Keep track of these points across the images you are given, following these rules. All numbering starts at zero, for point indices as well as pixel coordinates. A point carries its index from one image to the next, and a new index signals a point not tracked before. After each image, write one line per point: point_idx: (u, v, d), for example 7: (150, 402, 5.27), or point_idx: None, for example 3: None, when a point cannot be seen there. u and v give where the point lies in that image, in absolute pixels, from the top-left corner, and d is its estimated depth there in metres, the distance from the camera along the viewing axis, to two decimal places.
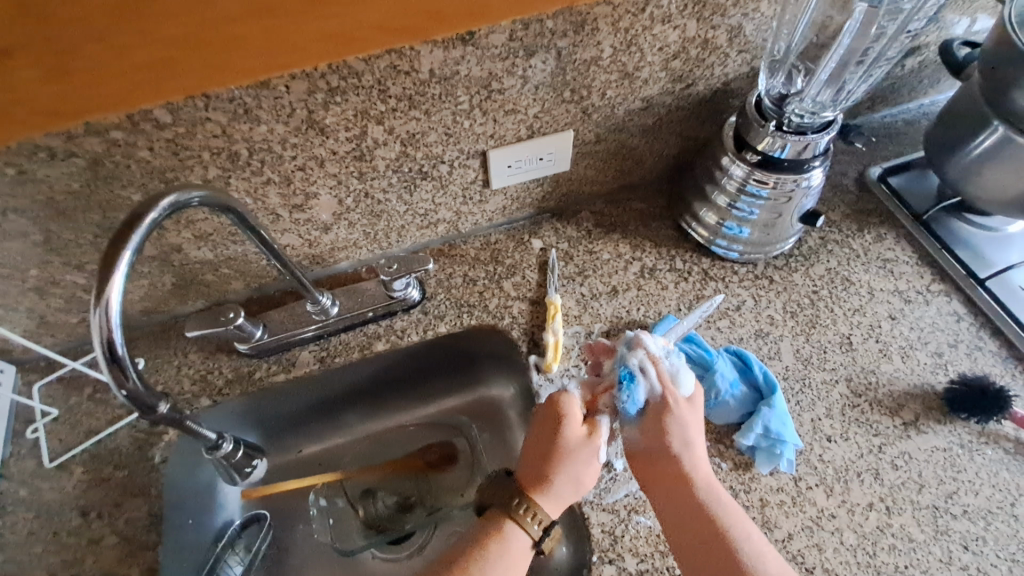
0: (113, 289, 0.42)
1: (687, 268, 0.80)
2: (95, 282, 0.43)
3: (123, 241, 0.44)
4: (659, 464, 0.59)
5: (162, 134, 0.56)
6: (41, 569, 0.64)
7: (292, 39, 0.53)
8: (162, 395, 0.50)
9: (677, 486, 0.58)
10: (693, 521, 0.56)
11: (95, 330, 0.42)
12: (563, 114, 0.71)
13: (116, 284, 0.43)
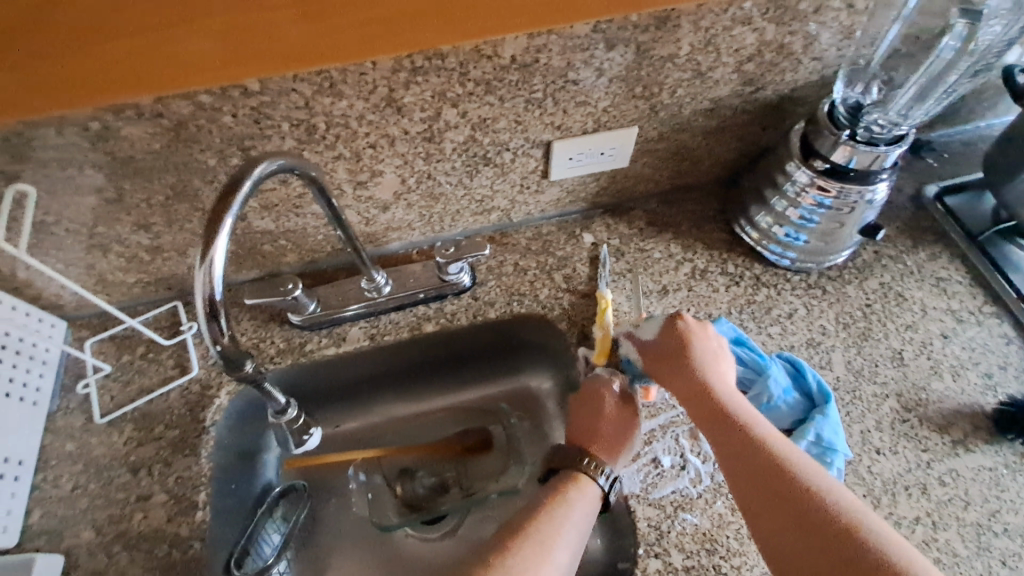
0: (217, 250, 0.43)
1: (739, 273, 0.80)
2: (199, 241, 0.44)
3: (228, 201, 0.45)
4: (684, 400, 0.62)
5: (248, 102, 0.56)
6: (90, 522, 0.65)
7: (381, 33, 0.57)
8: (249, 354, 0.49)
9: (727, 430, 0.57)
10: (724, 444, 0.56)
11: (198, 287, 0.43)
12: (631, 109, 0.71)
13: (218, 245, 0.43)
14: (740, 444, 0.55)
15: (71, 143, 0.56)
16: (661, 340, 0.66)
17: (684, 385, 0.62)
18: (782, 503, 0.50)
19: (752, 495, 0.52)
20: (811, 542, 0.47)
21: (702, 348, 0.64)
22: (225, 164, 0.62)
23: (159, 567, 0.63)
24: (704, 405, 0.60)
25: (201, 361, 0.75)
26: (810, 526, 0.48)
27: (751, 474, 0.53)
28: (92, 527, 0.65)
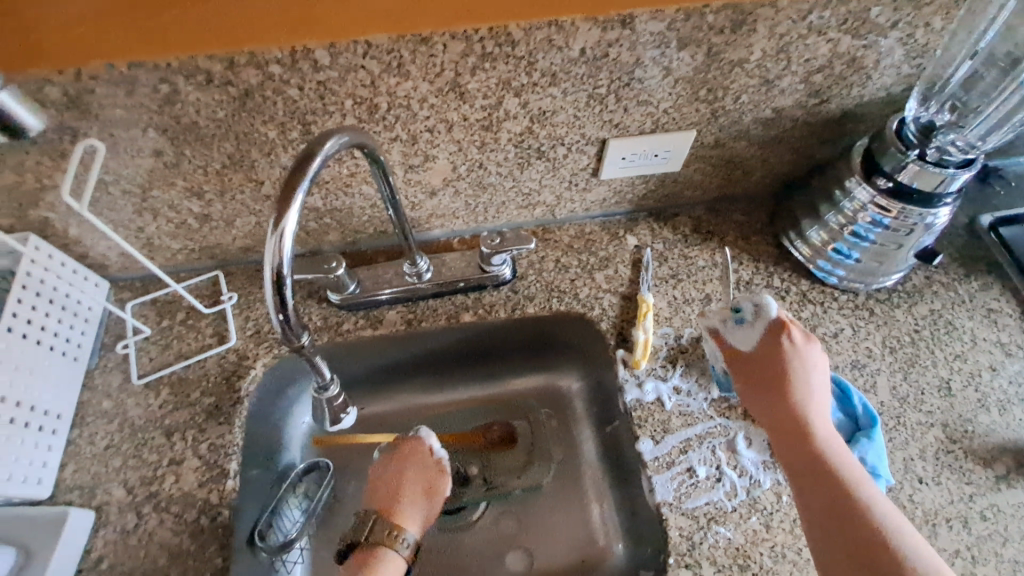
0: (289, 220, 0.43)
1: (784, 287, 0.79)
2: (271, 210, 0.44)
3: (301, 173, 0.45)
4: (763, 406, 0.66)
5: (316, 76, 0.56)
6: (121, 482, 0.66)
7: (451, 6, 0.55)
8: (305, 327, 0.50)
9: (800, 446, 0.61)
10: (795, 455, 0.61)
11: (270, 254, 0.43)
12: (692, 112, 0.70)
13: (291, 214, 0.43)
14: (811, 460, 0.60)
15: (139, 103, 0.57)
16: (755, 346, 0.68)
17: (767, 395, 0.65)
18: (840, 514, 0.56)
19: (812, 506, 0.58)
20: (860, 559, 0.53)
21: (795, 361, 0.66)
22: (285, 137, 0.62)
23: (188, 532, 0.63)
24: (782, 417, 0.64)
25: (240, 332, 0.76)
26: (863, 544, 0.53)
27: (816, 486, 0.58)
28: (124, 487, 0.65)
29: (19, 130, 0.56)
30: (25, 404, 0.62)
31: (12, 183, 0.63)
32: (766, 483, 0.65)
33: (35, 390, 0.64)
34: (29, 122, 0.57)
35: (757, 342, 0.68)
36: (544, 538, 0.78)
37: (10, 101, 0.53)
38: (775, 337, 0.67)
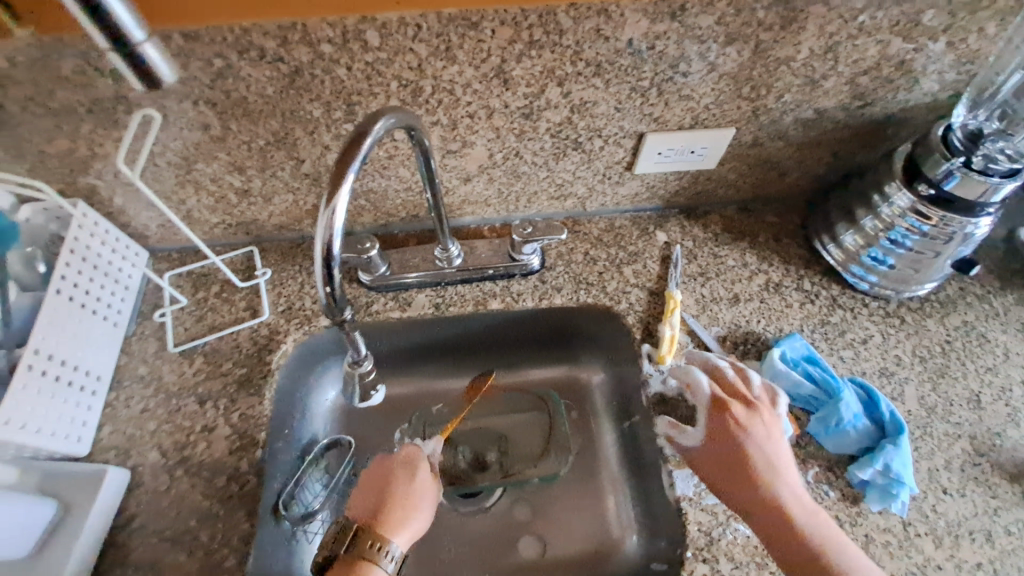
0: (341, 198, 0.43)
1: (814, 291, 0.79)
2: (324, 186, 0.44)
3: (353, 152, 0.45)
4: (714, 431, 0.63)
5: (365, 56, 0.57)
6: (153, 445, 0.67)
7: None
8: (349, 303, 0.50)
9: (758, 501, 0.59)
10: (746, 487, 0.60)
11: (321, 230, 0.43)
12: (733, 110, 0.70)
13: (343, 193, 0.43)
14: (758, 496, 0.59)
15: (193, 76, 0.58)
16: (721, 424, 0.63)
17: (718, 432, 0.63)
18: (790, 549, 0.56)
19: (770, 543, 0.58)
20: None
21: (762, 439, 0.62)
22: (329, 116, 0.64)
23: (218, 497, 0.64)
24: (766, 515, 0.58)
25: (273, 307, 0.78)
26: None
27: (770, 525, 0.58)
28: (156, 450, 0.67)
29: (150, 81, 0.49)
30: (68, 364, 0.64)
31: (63, 150, 0.64)
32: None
33: (76, 351, 0.66)
34: (86, 90, 0.58)
35: (725, 419, 0.63)
36: (557, 524, 0.79)
37: (150, 52, 0.47)
38: (743, 406, 0.64)
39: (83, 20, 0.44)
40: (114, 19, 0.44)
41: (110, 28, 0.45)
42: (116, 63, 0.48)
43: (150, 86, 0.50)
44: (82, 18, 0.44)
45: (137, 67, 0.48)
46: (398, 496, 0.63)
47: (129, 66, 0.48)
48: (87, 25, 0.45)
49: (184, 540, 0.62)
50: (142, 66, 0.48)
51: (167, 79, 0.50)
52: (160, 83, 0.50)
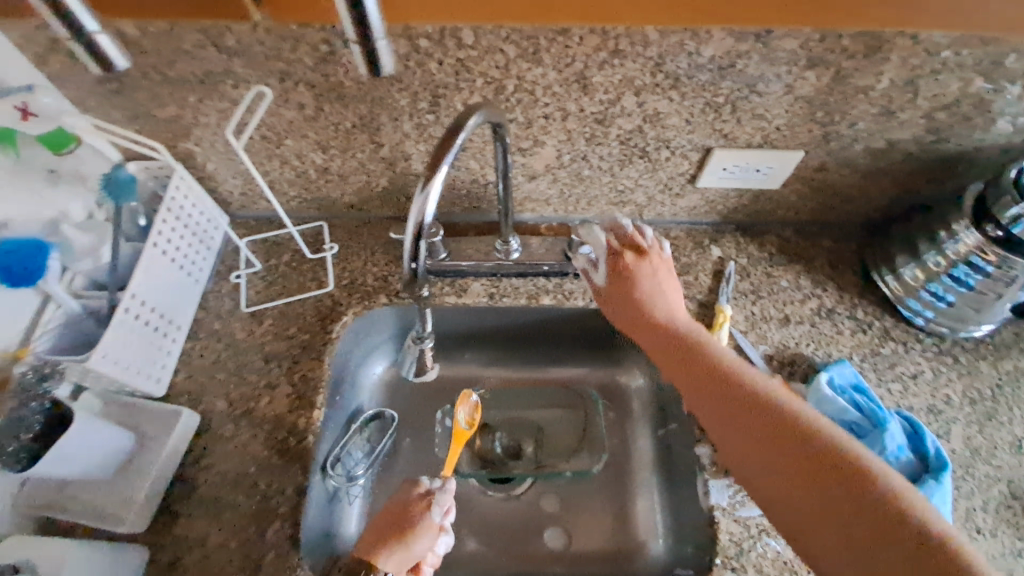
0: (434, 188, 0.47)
1: (866, 321, 0.79)
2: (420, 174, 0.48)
3: (449, 144, 0.48)
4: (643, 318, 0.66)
5: (457, 53, 0.61)
6: (221, 395, 0.73)
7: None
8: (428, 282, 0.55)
9: (701, 374, 0.57)
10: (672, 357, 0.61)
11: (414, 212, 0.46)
12: (804, 132, 0.71)
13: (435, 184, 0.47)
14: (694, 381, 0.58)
15: (299, 59, 0.63)
16: (627, 285, 0.68)
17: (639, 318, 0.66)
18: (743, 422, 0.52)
19: (734, 439, 0.52)
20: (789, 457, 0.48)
21: (663, 291, 0.67)
22: (414, 106, 0.68)
23: (276, 449, 0.69)
24: (713, 400, 0.55)
25: (337, 280, 0.82)
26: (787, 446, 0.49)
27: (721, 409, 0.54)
28: (223, 399, 0.73)
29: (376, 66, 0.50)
30: (157, 312, 0.70)
31: (172, 116, 0.69)
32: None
33: (165, 301, 0.72)
34: (202, 64, 0.63)
35: (635, 302, 0.67)
36: (584, 519, 0.81)
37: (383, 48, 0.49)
38: (640, 258, 0.69)
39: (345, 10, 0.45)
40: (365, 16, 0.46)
41: (362, 27, 0.47)
42: (353, 48, 0.49)
43: (365, 71, 0.51)
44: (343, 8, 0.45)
45: (369, 58, 0.49)
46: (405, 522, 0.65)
47: (363, 55, 0.49)
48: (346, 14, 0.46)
49: (244, 484, 0.67)
50: (376, 59, 0.50)
51: (385, 72, 0.51)
52: (374, 70, 0.51)
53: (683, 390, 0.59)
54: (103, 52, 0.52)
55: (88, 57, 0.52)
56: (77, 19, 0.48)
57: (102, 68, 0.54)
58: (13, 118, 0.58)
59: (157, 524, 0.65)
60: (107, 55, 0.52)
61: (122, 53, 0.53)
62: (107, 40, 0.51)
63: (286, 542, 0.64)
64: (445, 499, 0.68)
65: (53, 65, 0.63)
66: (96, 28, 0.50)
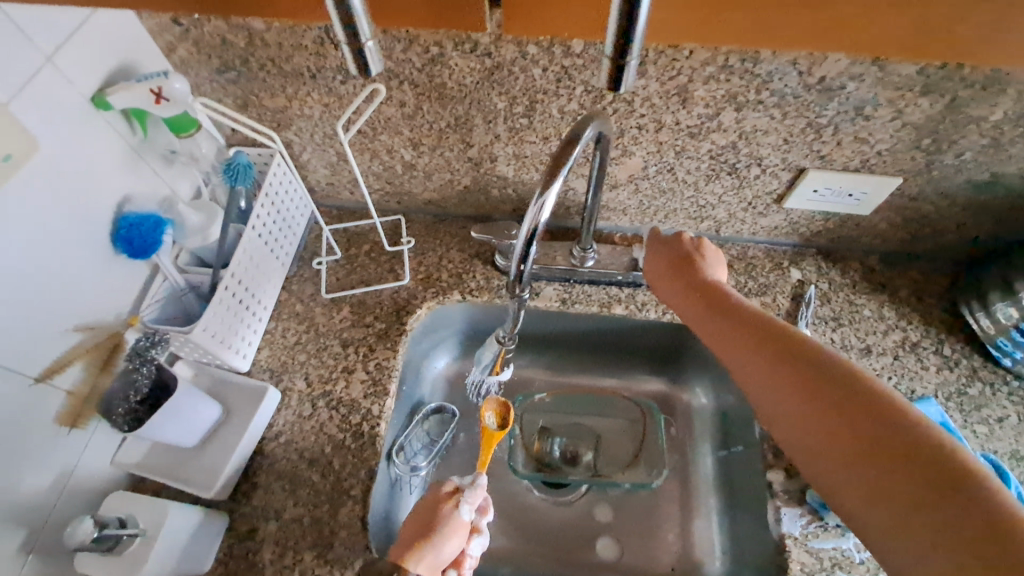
0: (552, 194, 0.49)
1: (953, 358, 0.76)
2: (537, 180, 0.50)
3: (565, 155, 0.50)
4: (688, 270, 0.68)
5: (562, 60, 0.62)
6: (300, 375, 0.76)
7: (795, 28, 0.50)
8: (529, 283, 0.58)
9: (736, 316, 0.58)
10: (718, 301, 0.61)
11: (529, 218, 0.50)
12: (906, 159, 0.68)
13: (552, 191, 0.49)
14: (732, 317, 0.58)
15: (407, 60, 0.65)
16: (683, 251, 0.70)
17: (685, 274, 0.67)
18: (772, 352, 0.53)
19: (759, 359, 0.54)
20: (817, 387, 0.49)
21: (712, 266, 0.69)
22: (510, 109, 0.69)
23: (350, 432, 0.71)
24: (746, 329, 0.56)
25: (413, 273, 0.84)
26: (814, 378, 0.49)
27: (753, 337, 0.55)
28: (303, 380, 0.76)
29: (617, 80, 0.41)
30: (250, 292, 0.74)
31: (279, 106, 0.73)
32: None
33: (257, 282, 0.75)
34: (317, 60, 0.66)
35: (687, 279, 0.66)
36: (639, 533, 0.81)
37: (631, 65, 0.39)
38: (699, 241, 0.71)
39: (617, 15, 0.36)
40: (633, 27, 0.37)
41: (624, 41, 0.38)
42: (604, 60, 0.40)
43: (606, 85, 0.42)
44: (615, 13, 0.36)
45: (616, 74, 0.40)
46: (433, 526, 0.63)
47: (612, 71, 0.40)
48: (615, 18, 0.37)
49: (319, 463, 0.70)
50: (623, 75, 0.40)
51: (625, 88, 0.41)
52: (615, 86, 0.41)
53: (710, 328, 0.60)
54: (366, 56, 0.40)
55: (349, 54, 0.40)
56: (352, 14, 0.37)
57: (358, 71, 0.41)
58: (146, 100, 0.60)
59: (237, 492, 0.68)
60: (367, 59, 0.40)
61: (380, 57, 0.41)
62: (372, 44, 0.39)
63: (356, 523, 0.66)
64: (473, 495, 0.66)
65: (180, 52, 0.67)
66: (369, 31, 0.39)
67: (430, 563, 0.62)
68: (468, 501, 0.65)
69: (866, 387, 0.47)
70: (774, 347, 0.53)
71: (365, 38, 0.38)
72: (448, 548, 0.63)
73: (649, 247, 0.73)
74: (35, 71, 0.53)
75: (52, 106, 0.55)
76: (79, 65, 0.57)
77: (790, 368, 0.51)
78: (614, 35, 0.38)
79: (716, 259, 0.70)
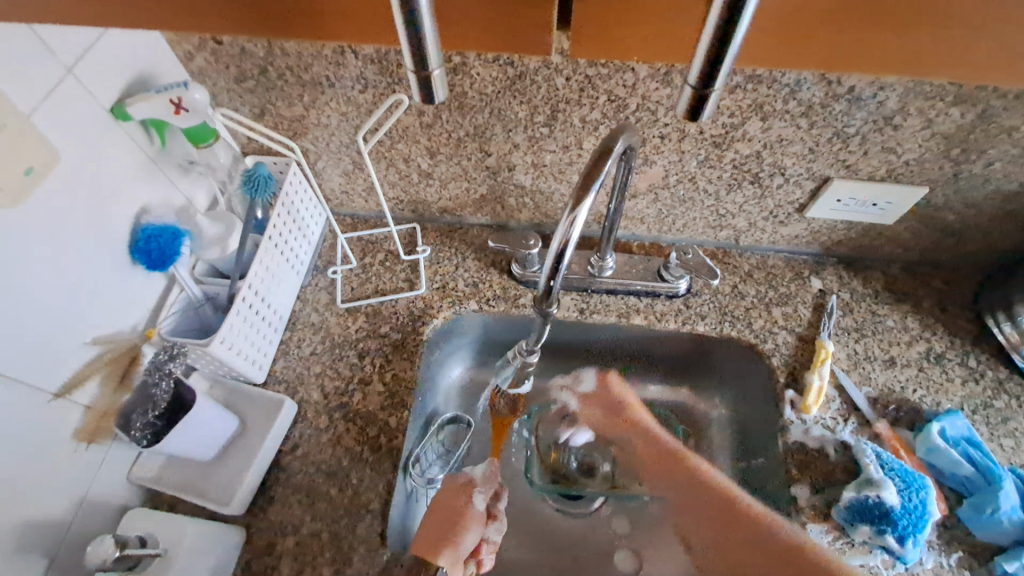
0: (583, 211, 0.49)
1: (979, 369, 0.75)
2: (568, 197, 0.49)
3: (594, 171, 0.49)
4: (648, 477, 0.81)
5: (586, 70, 0.61)
6: (316, 386, 0.75)
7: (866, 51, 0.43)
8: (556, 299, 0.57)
9: (684, 500, 0.76)
10: (672, 492, 0.78)
11: (559, 234, 0.49)
12: (934, 169, 0.67)
13: (584, 208, 0.49)
14: (689, 490, 0.76)
15: None
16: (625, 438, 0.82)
17: (662, 483, 0.79)
18: (706, 517, 0.74)
19: (697, 528, 0.76)
20: (722, 523, 0.72)
21: (637, 433, 0.81)
22: (531, 119, 0.68)
23: (368, 444, 0.71)
24: (692, 517, 0.76)
25: (429, 282, 0.83)
26: (729, 521, 0.71)
27: (688, 500, 0.76)
28: (319, 390, 0.75)
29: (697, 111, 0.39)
30: (267, 303, 0.73)
31: (297, 115, 0.72)
32: (910, 559, 0.62)
33: (274, 293, 0.74)
34: (336, 68, 0.66)
35: (623, 445, 0.83)
36: (658, 546, 0.79)
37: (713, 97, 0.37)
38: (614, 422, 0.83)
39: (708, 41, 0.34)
40: (726, 54, 0.34)
41: (713, 69, 0.35)
42: (685, 88, 0.38)
43: (682, 113, 0.39)
44: (706, 39, 0.34)
45: (698, 102, 0.38)
46: (453, 515, 0.67)
47: (692, 100, 0.38)
48: (703, 44, 0.34)
49: (337, 476, 0.69)
50: (705, 103, 0.38)
51: (703, 116, 0.39)
52: (693, 115, 0.39)
53: (677, 498, 0.77)
54: (433, 85, 0.38)
55: (414, 84, 0.39)
56: (423, 45, 0.36)
57: (421, 99, 0.40)
58: (166, 111, 0.60)
59: (254, 506, 0.67)
60: (433, 88, 0.39)
61: (444, 86, 0.40)
62: (440, 73, 0.38)
63: (375, 537, 0.65)
64: (484, 485, 0.71)
65: (199, 61, 0.67)
66: (438, 59, 0.37)
67: (452, 552, 0.63)
68: (482, 491, 0.70)
69: (796, 556, 0.64)
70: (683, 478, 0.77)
71: (434, 69, 0.37)
72: (467, 538, 0.66)
73: (580, 403, 0.86)
74: (57, 82, 0.52)
75: (74, 118, 0.54)
76: (99, 76, 0.56)
77: (688, 484, 0.76)
78: (701, 62, 0.35)
79: (637, 432, 0.81)
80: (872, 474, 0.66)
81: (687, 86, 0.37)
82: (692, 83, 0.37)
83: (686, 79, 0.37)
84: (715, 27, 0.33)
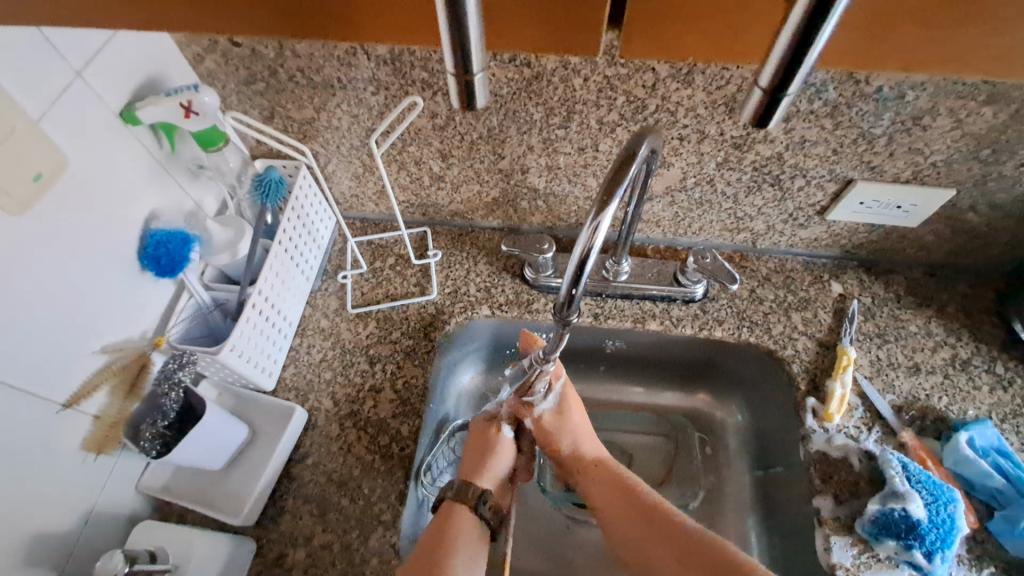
0: (607, 217, 0.47)
1: (1007, 376, 0.73)
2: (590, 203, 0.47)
3: (619, 176, 0.47)
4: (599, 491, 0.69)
5: (605, 70, 0.60)
6: (327, 393, 0.74)
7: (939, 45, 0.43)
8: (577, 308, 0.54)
9: (618, 511, 0.67)
10: (612, 497, 0.68)
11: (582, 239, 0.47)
12: (962, 170, 0.66)
13: (608, 214, 0.47)
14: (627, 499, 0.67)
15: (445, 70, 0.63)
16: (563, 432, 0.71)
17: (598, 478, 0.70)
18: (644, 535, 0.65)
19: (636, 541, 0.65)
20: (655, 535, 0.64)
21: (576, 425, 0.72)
22: (546, 120, 0.67)
23: (379, 453, 0.69)
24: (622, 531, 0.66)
25: (440, 287, 0.82)
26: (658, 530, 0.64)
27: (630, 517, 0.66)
28: (329, 398, 0.73)
29: (767, 118, 0.37)
30: (277, 310, 0.71)
31: (307, 117, 0.71)
32: None
33: (283, 300, 0.73)
34: (348, 70, 0.64)
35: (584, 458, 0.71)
36: None
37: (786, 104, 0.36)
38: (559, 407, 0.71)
39: (787, 38, 0.32)
40: (805, 55, 0.32)
41: (789, 71, 0.33)
42: (755, 90, 0.36)
43: (749, 119, 0.37)
44: (784, 36, 0.32)
45: (769, 106, 0.36)
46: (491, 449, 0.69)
47: (761, 103, 0.36)
48: (780, 45, 0.33)
49: (348, 486, 0.67)
50: (777, 107, 0.36)
51: (771, 123, 0.37)
52: (761, 119, 0.37)
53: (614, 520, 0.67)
54: (474, 89, 0.37)
55: (454, 87, 0.37)
56: (467, 47, 0.34)
57: (461, 103, 0.39)
58: (176, 114, 0.58)
59: (263, 517, 0.66)
60: (475, 91, 0.37)
61: (485, 90, 0.38)
62: (482, 76, 0.37)
63: (387, 549, 0.64)
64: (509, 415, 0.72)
65: (207, 63, 0.66)
66: (480, 61, 0.36)
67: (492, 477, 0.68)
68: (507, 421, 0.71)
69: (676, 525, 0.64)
70: (639, 516, 0.66)
71: (478, 72, 0.35)
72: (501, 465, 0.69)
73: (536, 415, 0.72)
74: (66, 86, 0.51)
75: (82, 123, 0.53)
76: (109, 79, 0.55)
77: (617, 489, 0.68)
78: (776, 62, 0.33)
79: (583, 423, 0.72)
80: (897, 486, 0.63)
81: (759, 89, 0.35)
82: (765, 85, 0.35)
83: (758, 81, 0.35)
84: (796, 24, 0.31)
